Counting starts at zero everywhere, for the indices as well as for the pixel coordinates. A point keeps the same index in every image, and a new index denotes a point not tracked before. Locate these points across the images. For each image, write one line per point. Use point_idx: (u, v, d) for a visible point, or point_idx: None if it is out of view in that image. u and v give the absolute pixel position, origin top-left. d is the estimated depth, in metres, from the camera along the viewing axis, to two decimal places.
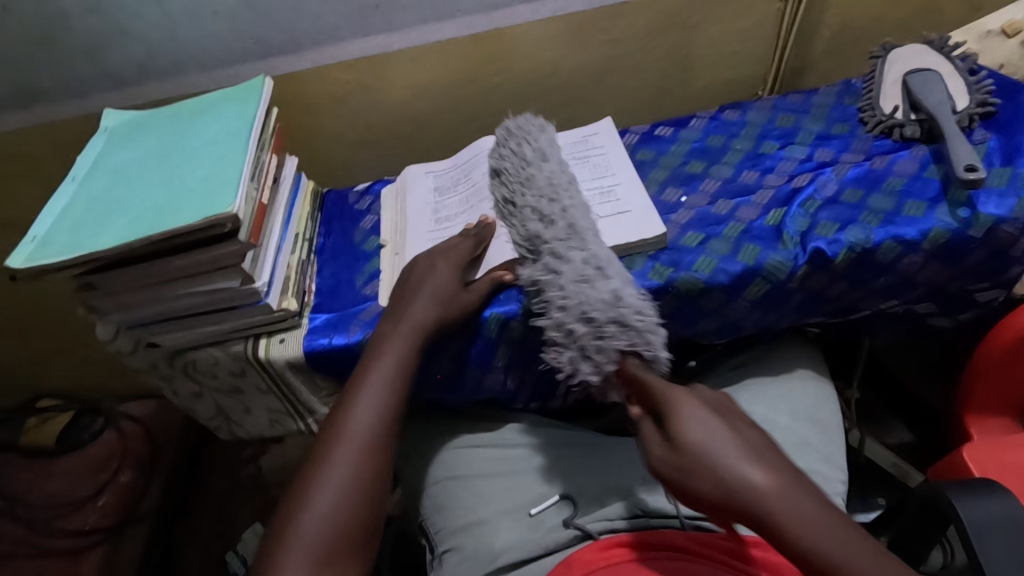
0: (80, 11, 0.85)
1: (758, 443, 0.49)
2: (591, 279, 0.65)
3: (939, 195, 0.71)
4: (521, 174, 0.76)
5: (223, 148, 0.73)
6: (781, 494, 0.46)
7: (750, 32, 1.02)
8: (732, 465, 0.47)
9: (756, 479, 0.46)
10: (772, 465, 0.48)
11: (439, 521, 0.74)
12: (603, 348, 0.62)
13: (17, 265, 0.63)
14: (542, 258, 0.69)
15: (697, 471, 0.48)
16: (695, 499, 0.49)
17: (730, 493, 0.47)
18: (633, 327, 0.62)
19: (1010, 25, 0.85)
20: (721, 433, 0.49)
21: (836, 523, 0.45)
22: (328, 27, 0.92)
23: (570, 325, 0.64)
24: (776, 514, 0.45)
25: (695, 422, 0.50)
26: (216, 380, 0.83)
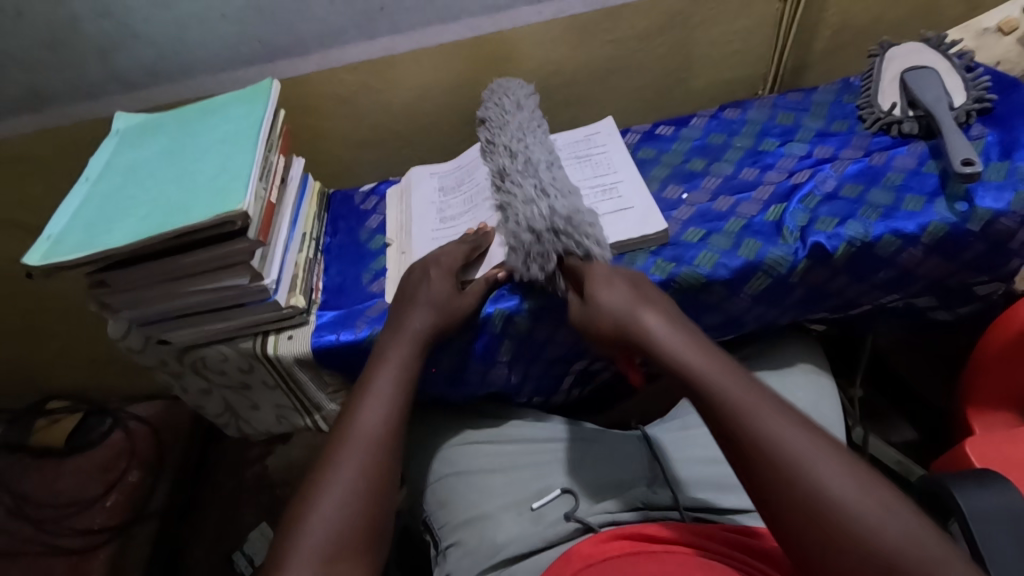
0: (92, 16, 0.87)
1: (664, 307, 0.61)
2: (536, 195, 0.72)
3: (938, 189, 0.72)
4: (499, 120, 0.85)
5: (233, 147, 0.75)
6: (663, 334, 0.57)
7: (750, 32, 1.03)
8: (625, 311, 0.60)
9: (647, 323, 0.59)
10: (667, 321, 0.59)
11: (442, 516, 0.75)
12: (542, 254, 0.69)
13: (33, 263, 0.65)
14: (503, 186, 0.77)
15: (599, 316, 0.61)
16: (605, 342, 0.62)
17: (625, 332, 0.59)
18: (565, 233, 0.68)
19: (1007, 22, 0.86)
20: (623, 292, 0.62)
21: (721, 366, 0.54)
22: (334, 30, 0.93)
23: (516, 232, 0.71)
24: (662, 349, 0.57)
25: (605, 284, 0.63)
26: (225, 376, 0.84)
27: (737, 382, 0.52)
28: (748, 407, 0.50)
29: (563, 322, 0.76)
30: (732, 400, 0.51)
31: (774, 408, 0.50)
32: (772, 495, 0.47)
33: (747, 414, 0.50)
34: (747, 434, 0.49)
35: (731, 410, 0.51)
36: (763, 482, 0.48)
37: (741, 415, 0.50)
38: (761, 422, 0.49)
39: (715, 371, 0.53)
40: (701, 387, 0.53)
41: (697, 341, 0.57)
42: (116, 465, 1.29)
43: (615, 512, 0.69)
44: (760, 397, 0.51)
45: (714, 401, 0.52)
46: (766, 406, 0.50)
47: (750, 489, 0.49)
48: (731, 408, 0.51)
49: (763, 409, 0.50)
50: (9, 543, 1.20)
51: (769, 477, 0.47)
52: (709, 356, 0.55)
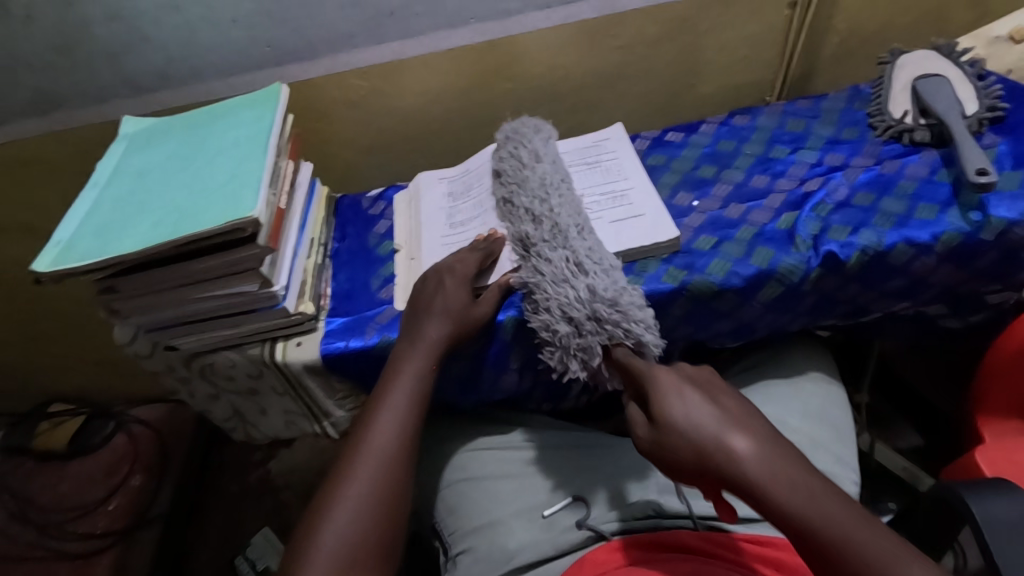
0: (101, 19, 0.86)
1: (750, 420, 0.51)
2: (570, 278, 0.68)
3: (950, 198, 0.72)
4: (518, 176, 0.79)
5: (243, 153, 0.74)
6: (764, 462, 0.47)
7: (759, 37, 1.03)
8: (715, 443, 0.49)
9: (738, 451, 0.48)
10: (762, 447, 0.48)
11: (452, 523, 0.75)
12: (586, 348, 0.65)
13: (42, 269, 0.64)
14: (531, 259, 0.72)
15: (679, 445, 0.50)
16: (683, 473, 0.51)
17: (712, 468, 0.49)
18: (609, 323, 0.64)
19: (1018, 30, 0.86)
20: (705, 409, 0.51)
21: (835, 509, 0.45)
22: (343, 34, 0.93)
23: (554, 325, 0.67)
24: (762, 489, 0.47)
25: (678, 397, 0.52)
26: (233, 382, 0.84)
27: (854, 528, 0.44)
28: (879, 565, 0.43)
29: None
30: (857, 556, 0.43)
31: (905, 561, 0.43)
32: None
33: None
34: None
35: (864, 575, 0.43)
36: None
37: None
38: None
39: (830, 519, 0.45)
40: (817, 538, 0.45)
41: (799, 472, 0.47)
42: (119, 470, 1.28)
43: (626, 518, 0.69)
44: (889, 552, 0.43)
45: (840, 563, 0.44)
46: (903, 566, 0.42)
47: None
48: (861, 567, 0.43)
49: (897, 565, 0.42)
50: (12, 547, 1.20)
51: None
52: (816, 492, 0.46)
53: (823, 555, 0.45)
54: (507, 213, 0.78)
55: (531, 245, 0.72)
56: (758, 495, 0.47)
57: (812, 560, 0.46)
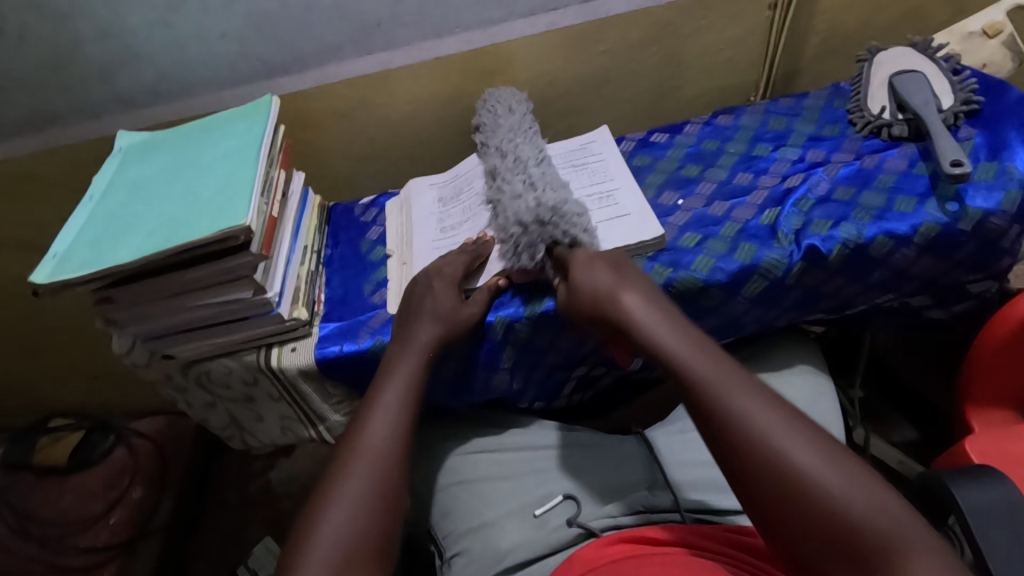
0: (94, 37, 0.88)
1: (646, 289, 0.65)
2: (522, 192, 0.75)
3: (928, 190, 0.74)
4: (494, 126, 0.88)
5: (234, 163, 0.76)
6: (646, 313, 0.62)
7: (741, 39, 1.05)
8: (607, 293, 0.64)
9: (625, 302, 0.63)
10: (647, 304, 0.63)
11: (447, 525, 0.76)
12: (530, 246, 0.71)
13: (39, 281, 0.66)
14: (494, 185, 0.80)
15: (580, 298, 0.66)
16: (586, 322, 0.67)
17: (605, 313, 0.64)
18: (549, 222, 0.71)
19: (991, 26, 0.88)
20: (604, 275, 0.66)
21: (701, 349, 0.57)
22: (332, 47, 0.95)
23: (504, 228, 0.74)
24: (641, 328, 0.61)
25: (587, 265, 0.68)
26: (229, 390, 0.85)
27: (713, 365, 0.55)
28: (724, 388, 0.53)
29: (563, 328, 0.77)
30: (709, 378, 0.54)
31: (750, 389, 0.53)
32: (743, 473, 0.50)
33: (723, 396, 0.53)
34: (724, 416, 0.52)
35: (710, 393, 0.53)
36: (740, 465, 0.50)
37: (722, 399, 0.52)
38: (739, 405, 0.52)
39: (696, 358, 0.56)
40: (682, 371, 0.56)
41: (680, 327, 0.60)
42: (119, 482, 1.29)
43: (617, 515, 0.70)
44: (738, 381, 0.54)
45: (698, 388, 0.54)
46: (747, 395, 0.52)
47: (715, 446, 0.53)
48: (709, 387, 0.54)
49: (741, 392, 0.53)
50: (14, 562, 1.20)
51: (743, 458, 0.50)
52: (690, 339, 0.58)
53: (684, 381, 0.56)
54: (482, 155, 0.88)
55: (497, 173, 0.81)
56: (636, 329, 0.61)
57: (678, 389, 0.56)
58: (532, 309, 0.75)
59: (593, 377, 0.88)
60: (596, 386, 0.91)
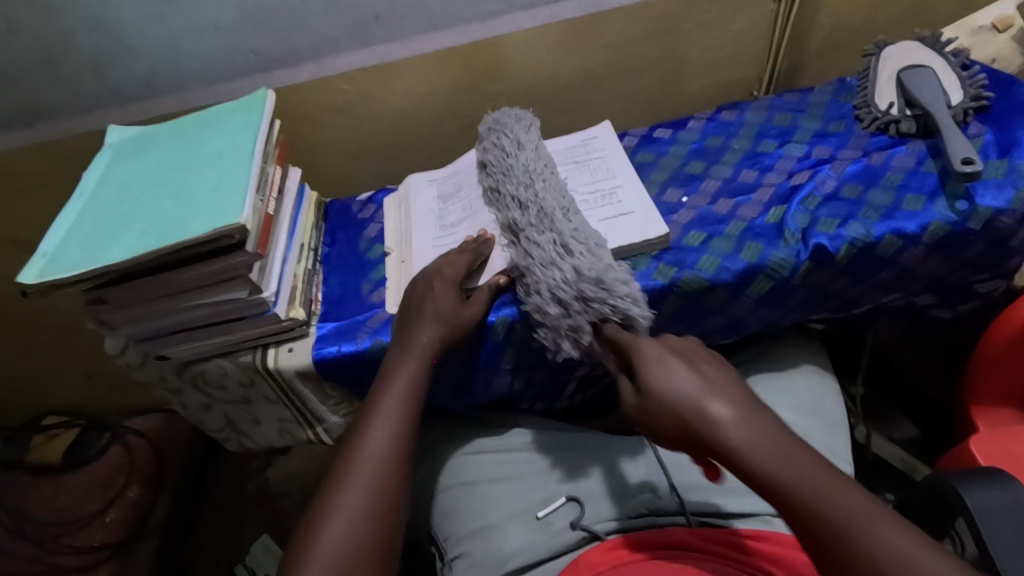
0: (84, 30, 0.86)
1: (734, 394, 0.52)
2: (556, 259, 0.68)
3: (937, 188, 0.72)
4: (503, 164, 0.80)
5: (228, 160, 0.74)
6: (747, 435, 0.49)
7: (745, 33, 1.03)
8: (697, 407, 0.51)
9: (716, 417, 0.50)
10: (745, 417, 0.50)
11: (448, 527, 0.74)
12: (576, 327, 0.67)
13: (28, 281, 0.64)
14: (517, 244, 0.73)
15: (660, 413, 0.53)
16: (665, 439, 0.54)
17: (695, 433, 0.51)
18: (595, 300, 0.65)
19: (1000, 20, 0.87)
20: (688, 378, 0.53)
21: (822, 477, 0.46)
22: (328, 39, 0.93)
23: (545, 307, 0.68)
24: (745, 455, 0.48)
25: (663, 366, 0.55)
26: (225, 391, 0.83)
27: (844, 501, 0.45)
28: (869, 532, 0.43)
29: None
30: (845, 526, 0.44)
31: (895, 531, 0.43)
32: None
33: (876, 547, 0.43)
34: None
35: (852, 543, 0.43)
36: None
37: (875, 552, 0.42)
38: (895, 556, 0.42)
39: (826, 494, 0.45)
40: (808, 510, 0.45)
41: (788, 449, 0.48)
42: (115, 482, 1.27)
43: (621, 518, 0.68)
44: (877, 520, 0.44)
45: (837, 540, 0.44)
46: (896, 539, 0.43)
47: None
48: (849, 533, 0.44)
49: (887, 533, 0.43)
50: (8, 563, 1.19)
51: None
52: (805, 465, 0.47)
53: (817, 525, 0.45)
54: (495, 200, 0.79)
55: (519, 230, 0.73)
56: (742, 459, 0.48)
57: (806, 540, 0.45)
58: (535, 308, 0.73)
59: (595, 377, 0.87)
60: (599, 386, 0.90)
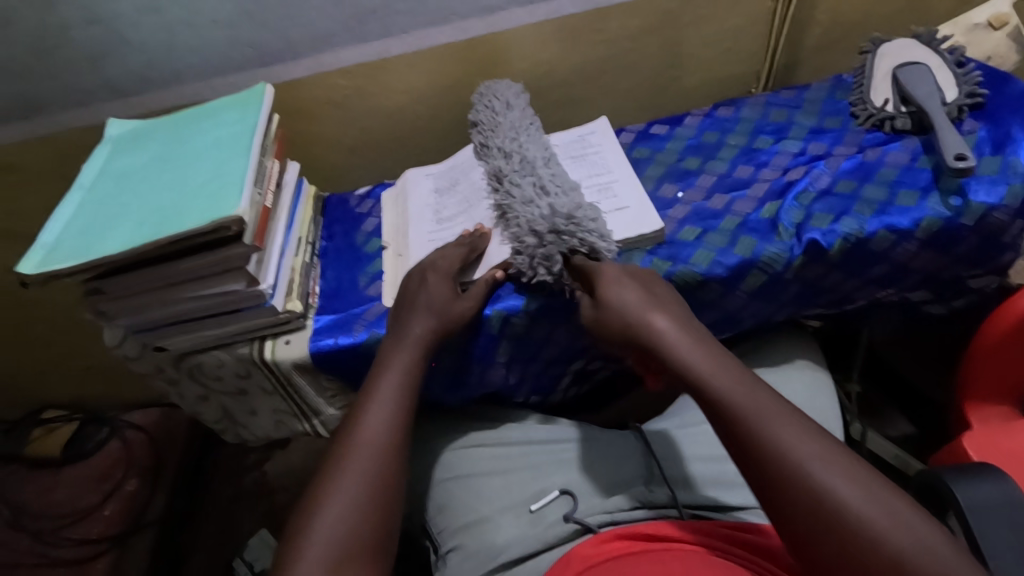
0: (82, 23, 0.86)
1: (674, 309, 0.60)
2: (535, 198, 0.72)
3: (931, 184, 0.73)
4: (491, 122, 0.84)
5: (225, 153, 0.75)
6: (675, 332, 0.57)
7: (742, 30, 1.04)
8: (637, 313, 0.59)
9: (655, 321, 0.58)
10: (681, 326, 0.58)
11: (442, 521, 0.75)
12: (547, 257, 0.69)
13: (27, 271, 0.64)
14: (501, 188, 0.77)
15: (607, 319, 0.61)
16: (614, 343, 0.62)
17: (633, 335, 0.59)
18: (567, 233, 0.68)
19: (996, 17, 0.87)
20: (635, 294, 0.61)
21: (734, 375, 0.53)
22: (326, 34, 0.93)
23: (521, 237, 0.71)
24: (675, 351, 0.56)
25: (617, 283, 0.62)
26: (222, 383, 0.84)
27: (749, 393, 0.52)
28: (763, 417, 0.50)
29: (561, 322, 0.76)
30: (747, 405, 0.51)
31: (787, 418, 0.50)
32: (777, 501, 0.48)
33: (765, 428, 0.49)
34: (764, 446, 0.49)
35: (744, 423, 0.50)
36: (782, 500, 0.47)
37: (763, 429, 0.49)
38: (781, 435, 0.49)
39: (733, 385, 0.52)
40: (716, 397, 0.52)
41: (712, 348, 0.56)
42: (112, 475, 1.28)
43: (612, 511, 0.68)
44: (773, 408, 0.50)
45: (736, 417, 0.51)
46: (786, 425, 0.49)
47: (760, 491, 0.49)
48: (747, 413, 0.50)
49: (778, 419, 0.50)
50: (7, 555, 1.19)
51: (783, 487, 0.47)
52: (723, 363, 0.54)
53: (721, 406, 0.52)
54: (483, 155, 0.84)
55: (503, 176, 0.77)
56: (667, 353, 0.56)
57: (713, 418, 0.53)
58: (530, 303, 0.74)
59: (590, 370, 0.87)
60: (593, 379, 0.91)
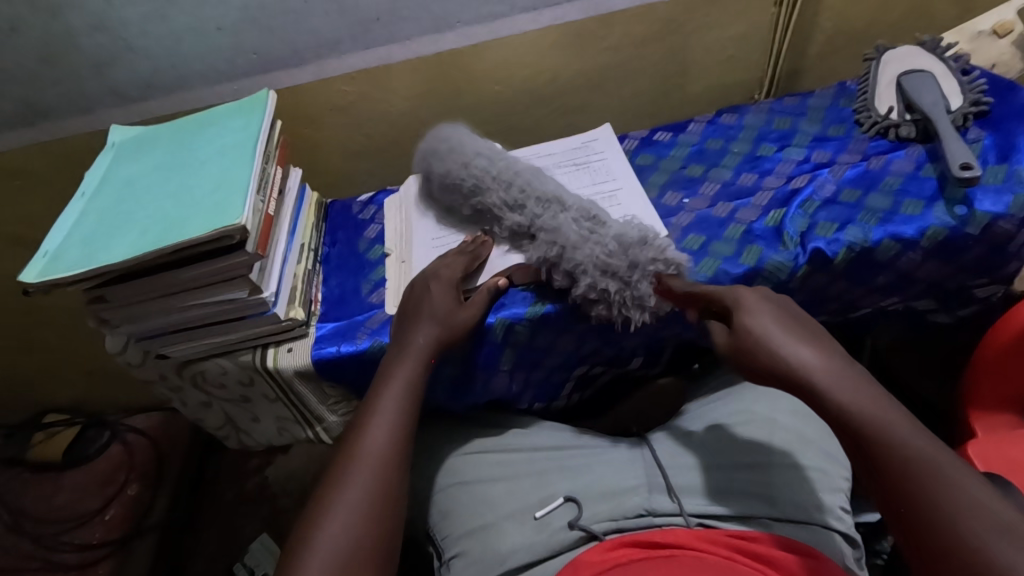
0: (87, 29, 0.86)
1: (817, 335, 0.54)
2: (596, 233, 0.72)
3: (936, 193, 0.72)
4: (456, 157, 0.80)
5: (228, 161, 0.74)
6: (825, 365, 0.51)
7: (746, 36, 1.04)
8: (781, 350, 0.53)
9: (798, 353, 0.52)
10: (831, 361, 0.51)
11: (446, 527, 0.74)
12: (640, 298, 0.69)
13: (30, 282, 0.64)
14: (536, 222, 0.75)
15: (748, 339, 0.55)
16: (752, 371, 0.55)
17: (783, 381, 0.52)
18: (647, 262, 0.69)
19: (1001, 25, 0.87)
20: (777, 324, 0.55)
21: (903, 424, 0.46)
22: (331, 41, 0.93)
23: (601, 284, 0.69)
24: (828, 390, 0.49)
25: (760, 311, 0.56)
26: (224, 390, 0.84)
27: (926, 443, 0.45)
28: (937, 479, 0.43)
29: (565, 330, 0.76)
30: (911, 456, 0.44)
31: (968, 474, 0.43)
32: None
33: (938, 485, 0.43)
34: (943, 522, 0.41)
35: (907, 481, 0.44)
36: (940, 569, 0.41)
37: (941, 495, 0.42)
38: (971, 511, 0.41)
39: (910, 440, 0.45)
40: (865, 434, 0.47)
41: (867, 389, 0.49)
42: (114, 479, 1.27)
43: (619, 518, 0.67)
44: (949, 464, 0.43)
45: (903, 488, 0.44)
46: (959, 483, 0.42)
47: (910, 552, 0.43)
48: (917, 476, 0.43)
49: (959, 477, 0.43)
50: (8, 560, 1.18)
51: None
52: (889, 406, 0.47)
53: (881, 486, 0.45)
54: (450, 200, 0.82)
55: (532, 221, 0.75)
56: (819, 392, 0.50)
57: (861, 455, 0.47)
58: (535, 310, 0.74)
59: (592, 379, 0.88)
60: (596, 386, 0.91)
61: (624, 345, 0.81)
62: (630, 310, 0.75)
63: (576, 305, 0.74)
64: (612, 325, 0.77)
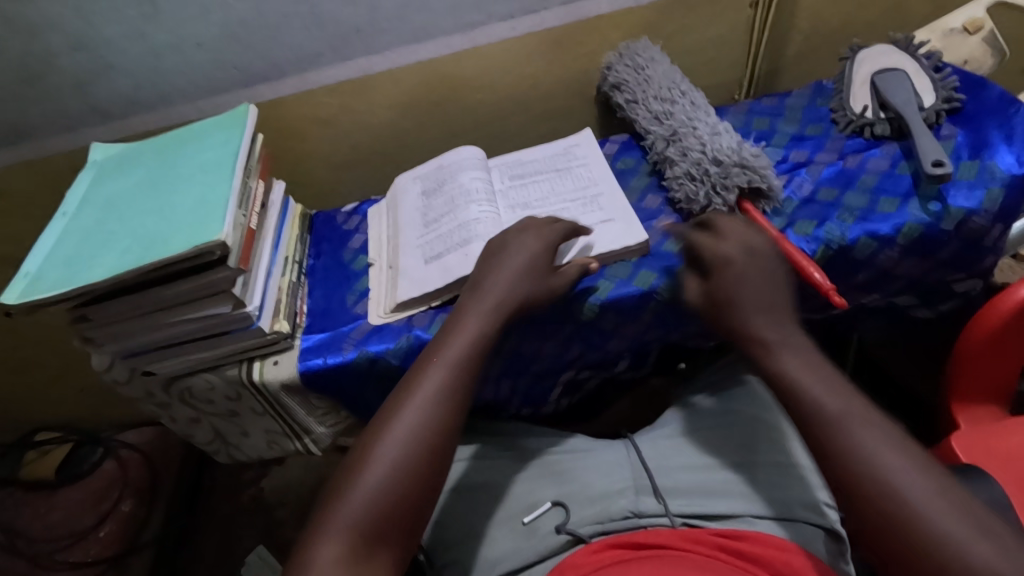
0: (66, 50, 0.87)
1: (770, 301, 0.60)
2: (721, 134, 0.82)
3: (910, 190, 0.73)
4: (640, 76, 0.94)
5: (210, 176, 0.75)
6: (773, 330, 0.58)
7: (724, 38, 1.04)
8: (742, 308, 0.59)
9: (755, 319, 0.59)
10: (776, 331, 0.58)
11: (433, 534, 0.72)
12: (728, 184, 0.76)
13: (11, 302, 0.64)
14: (670, 117, 0.87)
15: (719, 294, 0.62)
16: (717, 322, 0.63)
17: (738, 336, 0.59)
18: (752, 166, 0.77)
19: (971, 23, 0.88)
20: (755, 281, 0.61)
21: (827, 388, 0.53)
22: (310, 53, 0.94)
23: (706, 166, 0.79)
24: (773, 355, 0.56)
25: (732, 265, 0.63)
26: (213, 405, 0.84)
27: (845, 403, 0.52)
28: (854, 429, 0.50)
29: (549, 335, 0.77)
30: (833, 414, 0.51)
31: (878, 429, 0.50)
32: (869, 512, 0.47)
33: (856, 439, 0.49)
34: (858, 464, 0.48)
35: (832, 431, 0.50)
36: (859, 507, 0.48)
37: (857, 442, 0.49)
38: (880, 457, 0.48)
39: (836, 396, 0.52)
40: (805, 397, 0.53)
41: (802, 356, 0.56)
42: (107, 496, 1.27)
43: (604, 521, 0.68)
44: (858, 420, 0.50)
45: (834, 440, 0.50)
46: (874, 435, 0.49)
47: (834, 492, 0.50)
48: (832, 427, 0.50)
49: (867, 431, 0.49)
50: None
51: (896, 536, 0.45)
52: (817, 375, 0.54)
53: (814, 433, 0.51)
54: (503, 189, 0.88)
55: (671, 115, 0.88)
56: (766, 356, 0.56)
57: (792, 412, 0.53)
58: None
59: (580, 383, 0.89)
60: (584, 390, 0.92)
61: (609, 349, 0.82)
62: (613, 315, 0.76)
63: (559, 310, 0.74)
64: (595, 329, 0.78)
